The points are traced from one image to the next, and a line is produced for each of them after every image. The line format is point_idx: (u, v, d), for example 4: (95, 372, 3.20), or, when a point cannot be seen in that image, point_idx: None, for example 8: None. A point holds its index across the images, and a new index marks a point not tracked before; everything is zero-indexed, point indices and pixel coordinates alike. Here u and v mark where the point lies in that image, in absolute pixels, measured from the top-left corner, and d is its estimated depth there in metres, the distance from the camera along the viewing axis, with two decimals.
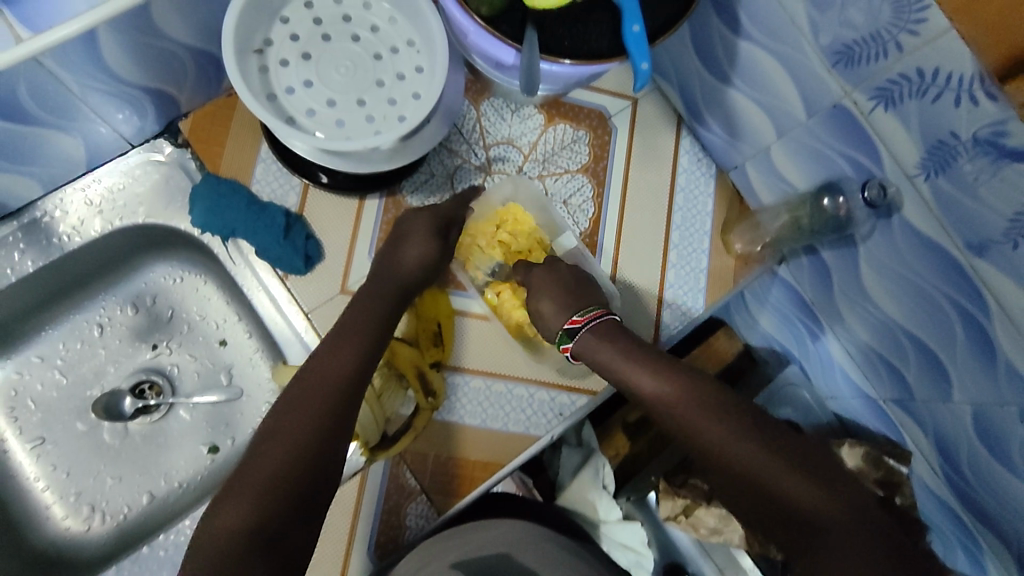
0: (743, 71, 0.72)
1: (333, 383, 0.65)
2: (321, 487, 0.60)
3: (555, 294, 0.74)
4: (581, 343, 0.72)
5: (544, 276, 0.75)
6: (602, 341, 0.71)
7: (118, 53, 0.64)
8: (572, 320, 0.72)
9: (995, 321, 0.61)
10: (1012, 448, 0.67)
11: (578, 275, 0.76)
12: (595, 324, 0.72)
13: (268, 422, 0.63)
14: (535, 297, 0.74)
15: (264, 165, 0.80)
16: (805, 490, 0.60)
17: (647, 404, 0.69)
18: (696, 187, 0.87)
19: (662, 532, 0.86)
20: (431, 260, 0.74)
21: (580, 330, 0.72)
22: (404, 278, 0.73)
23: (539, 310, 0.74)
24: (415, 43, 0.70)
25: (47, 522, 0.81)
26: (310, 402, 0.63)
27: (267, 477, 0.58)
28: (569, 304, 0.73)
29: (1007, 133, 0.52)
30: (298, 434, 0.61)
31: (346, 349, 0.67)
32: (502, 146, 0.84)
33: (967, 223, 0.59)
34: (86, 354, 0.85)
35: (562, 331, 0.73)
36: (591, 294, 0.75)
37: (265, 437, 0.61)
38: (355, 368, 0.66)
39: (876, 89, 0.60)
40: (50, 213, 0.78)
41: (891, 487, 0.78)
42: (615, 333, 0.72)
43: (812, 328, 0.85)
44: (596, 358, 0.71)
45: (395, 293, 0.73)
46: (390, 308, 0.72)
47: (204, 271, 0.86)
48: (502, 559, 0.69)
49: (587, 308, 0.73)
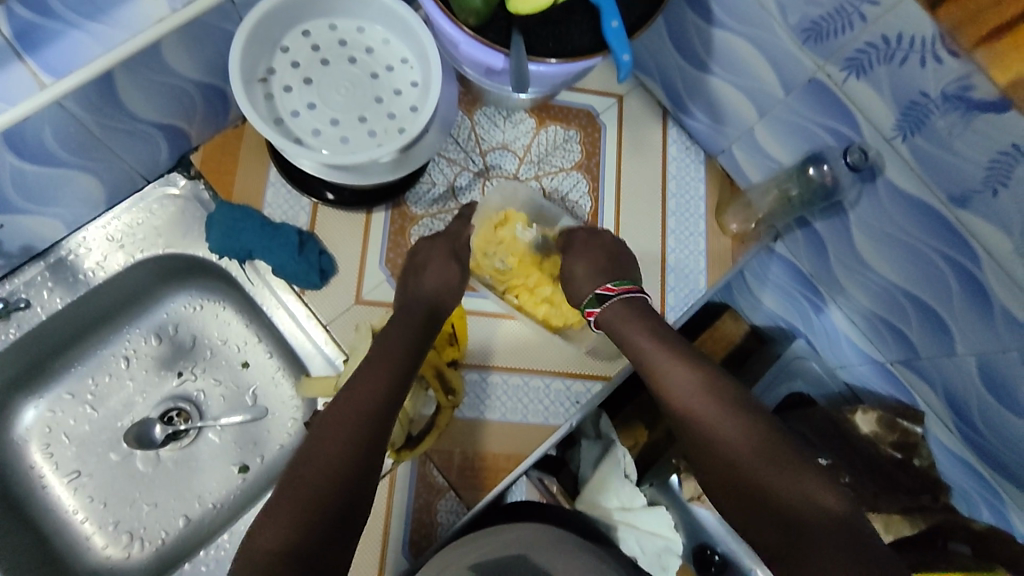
0: (719, 58, 0.76)
1: (366, 409, 0.67)
2: (357, 509, 0.62)
3: (591, 261, 0.79)
4: (611, 312, 0.76)
5: (585, 245, 0.80)
6: (632, 314, 0.75)
7: (132, 90, 0.68)
8: (607, 287, 0.77)
9: (986, 269, 0.64)
10: (1018, 391, 0.69)
11: (619, 249, 0.81)
12: (626, 297, 0.76)
13: (304, 447, 0.65)
14: (571, 262, 0.80)
15: (274, 189, 0.83)
16: (801, 490, 0.61)
17: (665, 388, 0.71)
18: (687, 174, 0.90)
19: (690, 516, 0.89)
20: (451, 284, 0.77)
21: (611, 297, 0.76)
22: (430, 304, 0.76)
23: (573, 271, 0.79)
24: (409, 60, 0.75)
25: (89, 552, 0.83)
26: (343, 428, 0.65)
27: (305, 499, 0.59)
28: (604, 272, 0.78)
29: (973, 86, 0.55)
30: (336, 456, 0.63)
31: (376, 377, 0.69)
32: (497, 151, 0.88)
33: (948, 176, 0.62)
34: (114, 386, 0.88)
35: (592, 296, 0.77)
36: (624, 270, 0.80)
37: (302, 459, 0.63)
38: (388, 393, 0.68)
39: (847, 59, 0.63)
40: (75, 252, 0.81)
41: (909, 449, 0.84)
42: (643, 311, 0.76)
43: (814, 301, 0.89)
44: (619, 327, 0.76)
45: (424, 316, 0.75)
46: (419, 334, 0.74)
47: (222, 296, 0.89)
48: (519, 561, 0.69)
49: (621, 280, 0.78)
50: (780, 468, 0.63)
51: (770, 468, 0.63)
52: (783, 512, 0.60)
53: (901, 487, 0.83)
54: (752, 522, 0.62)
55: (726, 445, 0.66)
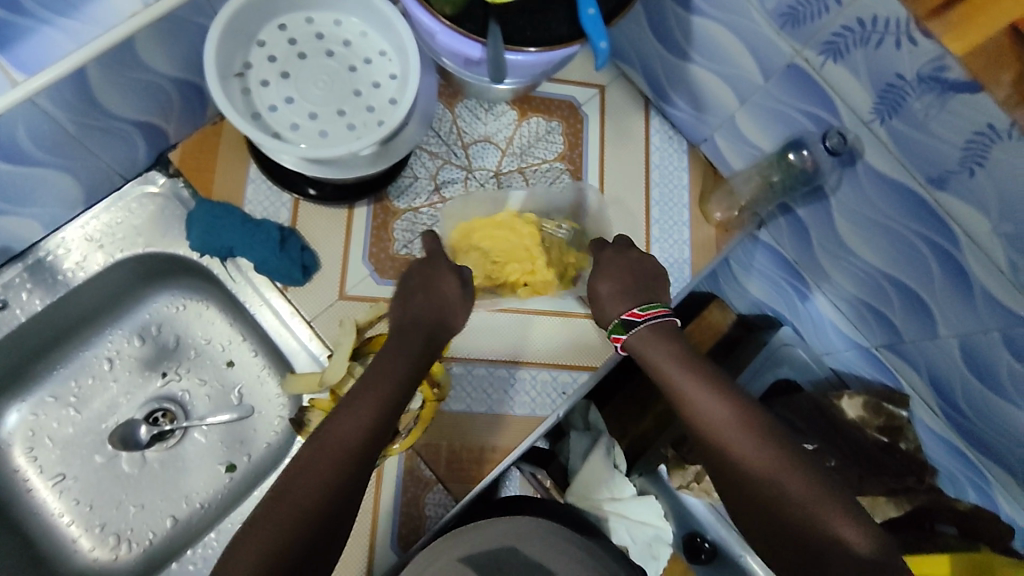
0: (699, 45, 0.76)
1: (350, 443, 0.63)
2: (327, 545, 0.61)
3: (619, 280, 0.74)
4: (638, 336, 0.71)
5: (614, 262, 0.76)
6: (660, 341, 0.71)
7: (106, 87, 0.67)
8: (634, 312, 0.72)
9: (965, 250, 0.65)
10: (1000, 371, 0.70)
11: (651, 271, 0.76)
12: (655, 323, 0.71)
13: (299, 454, 0.63)
14: (596, 279, 0.75)
15: (255, 186, 0.82)
16: (838, 529, 0.59)
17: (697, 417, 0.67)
18: (670, 163, 0.89)
19: (680, 504, 0.93)
20: (455, 300, 0.74)
21: (639, 324, 0.71)
22: (437, 319, 0.72)
23: (598, 290, 0.75)
24: (387, 53, 0.74)
25: (76, 555, 0.82)
26: (340, 443, 0.63)
27: (293, 514, 0.59)
28: (630, 295, 0.74)
29: (947, 67, 0.55)
30: (312, 493, 0.60)
31: (360, 410, 0.65)
32: (479, 144, 0.87)
33: (925, 158, 0.62)
34: (98, 388, 0.87)
35: (618, 320, 0.73)
36: (654, 293, 0.75)
37: (295, 469, 0.62)
38: (373, 429, 0.65)
39: (824, 44, 0.63)
40: (54, 252, 0.81)
41: (893, 432, 0.84)
42: (673, 335, 0.71)
43: (799, 288, 0.90)
44: (646, 353, 0.71)
45: (431, 330, 0.72)
46: (425, 348, 0.71)
47: (206, 296, 0.89)
48: (508, 552, 0.68)
49: (649, 303, 0.73)
50: (821, 506, 0.60)
51: (810, 504, 0.61)
52: (815, 549, 0.59)
53: (886, 471, 0.84)
54: (780, 553, 0.61)
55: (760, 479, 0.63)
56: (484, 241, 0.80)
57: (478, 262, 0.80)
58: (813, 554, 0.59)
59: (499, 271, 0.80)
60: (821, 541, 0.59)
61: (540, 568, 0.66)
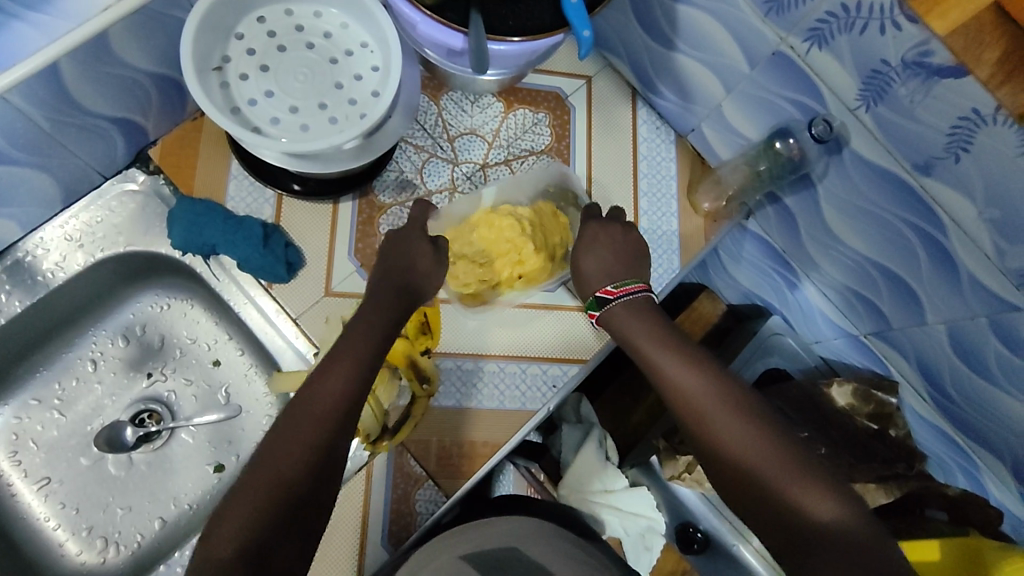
0: (684, 34, 0.75)
1: (336, 404, 0.61)
2: (313, 513, 0.59)
3: (601, 255, 0.75)
4: (610, 314, 0.72)
5: (596, 239, 0.76)
6: (633, 316, 0.71)
7: (81, 83, 0.66)
8: (606, 290, 0.73)
9: (952, 236, 0.65)
10: (987, 357, 0.70)
11: (635, 251, 0.76)
12: (627, 300, 0.72)
13: (268, 437, 0.60)
14: (580, 255, 0.75)
15: (237, 182, 0.81)
16: (807, 498, 0.59)
17: (672, 392, 0.67)
18: (658, 154, 0.89)
19: (671, 494, 0.94)
20: (431, 264, 0.72)
21: (612, 302, 0.72)
22: (412, 285, 0.70)
23: (581, 267, 0.75)
24: (369, 44, 0.73)
25: (63, 559, 0.81)
26: (311, 424, 0.60)
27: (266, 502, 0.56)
28: (611, 272, 0.74)
29: (931, 52, 0.55)
30: (297, 459, 0.58)
31: (344, 369, 0.63)
32: (466, 136, 0.86)
33: (910, 144, 0.62)
34: (82, 390, 0.86)
35: (592, 298, 0.74)
36: (635, 269, 0.75)
37: (266, 453, 0.59)
38: (357, 390, 0.62)
39: (809, 30, 0.63)
40: (32, 253, 0.79)
41: (885, 419, 0.84)
42: (646, 310, 0.72)
43: (788, 278, 0.90)
44: (620, 328, 0.71)
45: (403, 295, 0.69)
46: (399, 314, 0.68)
47: (190, 295, 0.87)
48: (511, 552, 0.66)
49: (625, 279, 0.74)
50: (796, 478, 0.60)
51: (785, 475, 0.61)
52: (790, 521, 0.59)
53: (877, 455, 0.84)
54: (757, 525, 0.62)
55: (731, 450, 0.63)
56: (470, 247, 0.78)
57: (467, 271, 0.78)
58: (788, 526, 0.59)
59: (490, 271, 0.78)
60: (795, 513, 0.59)
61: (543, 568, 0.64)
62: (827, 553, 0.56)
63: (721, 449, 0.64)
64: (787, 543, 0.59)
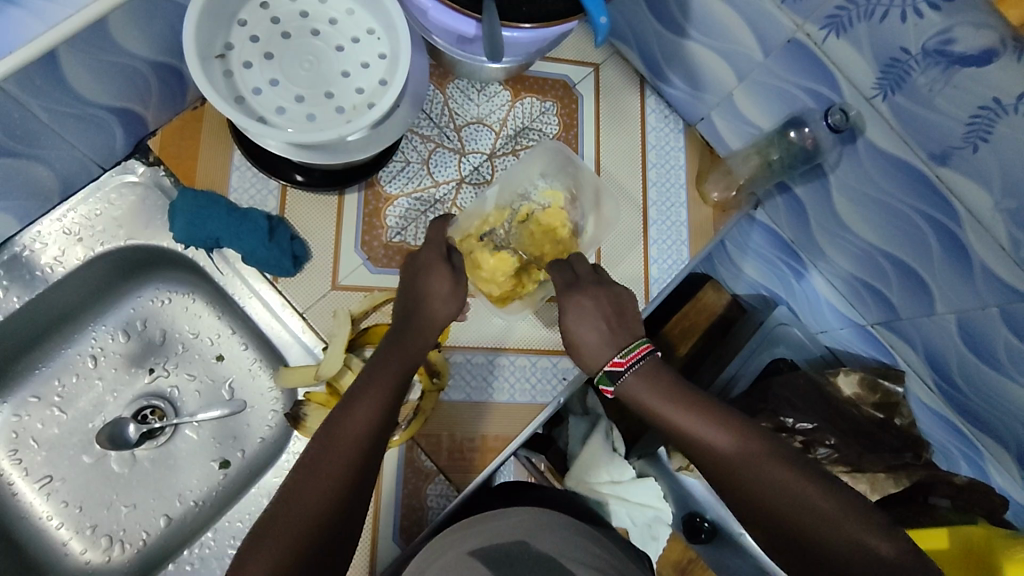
0: (697, 21, 0.74)
1: (360, 439, 0.62)
2: (341, 542, 0.60)
3: (597, 324, 0.69)
4: (627, 386, 0.68)
5: (582, 307, 0.70)
6: (649, 385, 0.67)
7: (80, 72, 0.63)
8: (616, 361, 0.68)
9: (966, 227, 0.64)
10: (997, 347, 0.70)
11: (627, 309, 0.72)
12: (639, 366, 0.68)
13: (297, 468, 0.61)
14: (576, 330, 0.70)
15: (239, 173, 0.79)
16: (864, 543, 0.57)
17: (710, 458, 0.64)
18: (667, 143, 0.88)
19: (678, 485, 0.93)
20: (447, 292, 0.70)
21: (624, 372, 0.68)
22: (429, 319, 0.69)
23: (581, 340, 0.69)
24: (376, 31, 0.71)
25: (67, 558, 0.80)
26: (336, 458, 0.61)
27: (295, 536, 0.57)
28: (613, 340, 0.69)
29: (954, 40, 0.54)
30: (324, 493, 0.59)
31: (366, 403, 0.63)
32: (473, 126, 0.85)
33: (928, 134, 0.62)
34: (83, 386, 0.85)
35: (603, 373, 0.69)
36: (633, 329, 0.70)
37: (293, 487, 0.59)
38: (380, 424, 0.63)
39: (826, 18, 0.62)
40: (30, 247, 0.77)
41: (891, 408, 0.86)
42: (661, 375, 0.68)
43: (795, 268, 0.90)
44: (640, 402, 0.67)
45: (421, 332, 0.69)
46: (419, 351, 0.68)
47: (192, 289, 0.86)
48: (519, 546, 0.64)
49: (629, 343, 0.69)
50: (852, 522, 0.58)
51: (839, 525, 0.58)
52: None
53: (885, 446, 0.84)
54: None
55: (781, 509, 0.60)
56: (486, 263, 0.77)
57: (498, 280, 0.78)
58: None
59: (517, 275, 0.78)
60: (859, 562, 0.56)
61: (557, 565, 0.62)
62: None
63: (770, 510, 0.61)
64: None
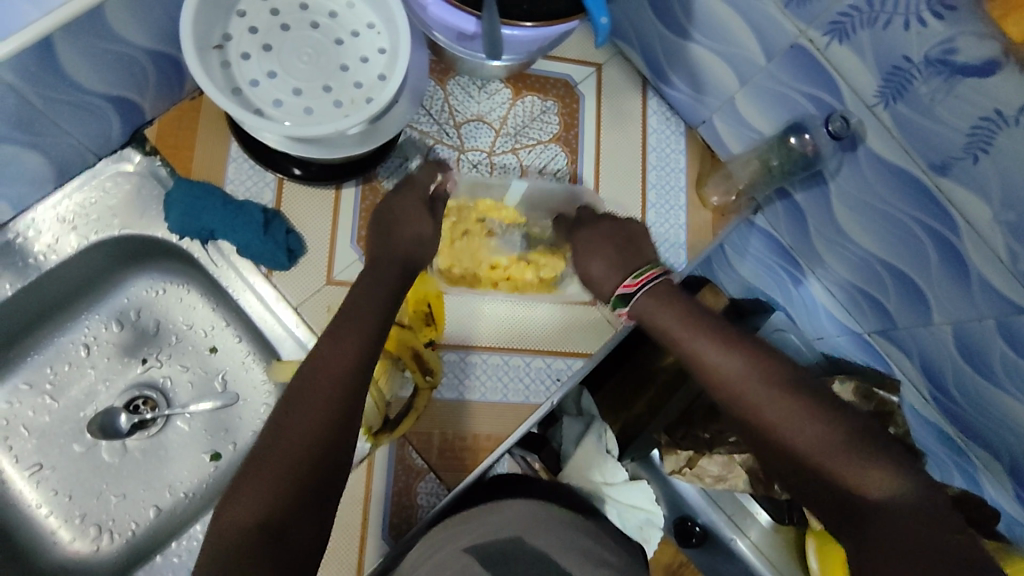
0: (700, 24, 0.73)
1: (339, 374, 0.62)
2: (333, 478, 0.59)
3: (605, 254, 0.71)
4: (636, 307, 0.66)
5: (592, 240, 0.72)
6: (661, 305, 0.65)
7: (76, 59, 0.63)
8: (626, 284, 0.67)
9: (965, 239, 0.64)
10: (992, 359, 0.70)
11: (633, 234, 0.73)
12: (651, 287, 0.66)
13: (277, 411, 0.61)
14: (585, 262, 0.71)
15: (236, 165, 0.79)
16: (861, 470, 0.57)
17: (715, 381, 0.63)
18: (667, 146, 0.88)
19: (670, 488, 0.95)
20: (425, 236, 0.71)
21: (636, 293, 0.66)
22: (405, 258, 0.70)
23: (589, 272, 0.71)
24: (376, 25, 0.71)
25: (55, 547, 0.80)
26: (317, 395, 0.60)
27: (283, 472, 0.56)
28: (624, 265, 0.69)
29: (956, 50, 0.54)
30: (310, 430, 0.58)
31: (346, 341, 0.63)
32: (472, 123, 0.84)
33: (929, 144, 0.61)
34: (75, 375, 0.84)
35: (615, 296, 0.68)
36: (641, 251, 0.71)
37: (277, 427, 0.59)
38: (362, 362, 0.63)
39: (830, 24, 0.61)
40: (24, 234, 0.76)
41: (886, 417, 0.83)
42: (672, 296, 0.66)
43: (793, 274, 0.89)
44: (650, 321, 0.66)
45: (399, 272, 0.69)
46: (394, 287, 0.69)
47: (186, 280, 0.86)
48: (512, 543, 0.63)
49: (639, 269, 0.69)
50: (850, 447, 0.57)
51: (836, 450, 0.58)
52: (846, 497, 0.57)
53: None
54: (818, 505, 0.60)
55: (783, 430, 0.60)
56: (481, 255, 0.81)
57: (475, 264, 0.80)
58: (838, 508, 0.58)
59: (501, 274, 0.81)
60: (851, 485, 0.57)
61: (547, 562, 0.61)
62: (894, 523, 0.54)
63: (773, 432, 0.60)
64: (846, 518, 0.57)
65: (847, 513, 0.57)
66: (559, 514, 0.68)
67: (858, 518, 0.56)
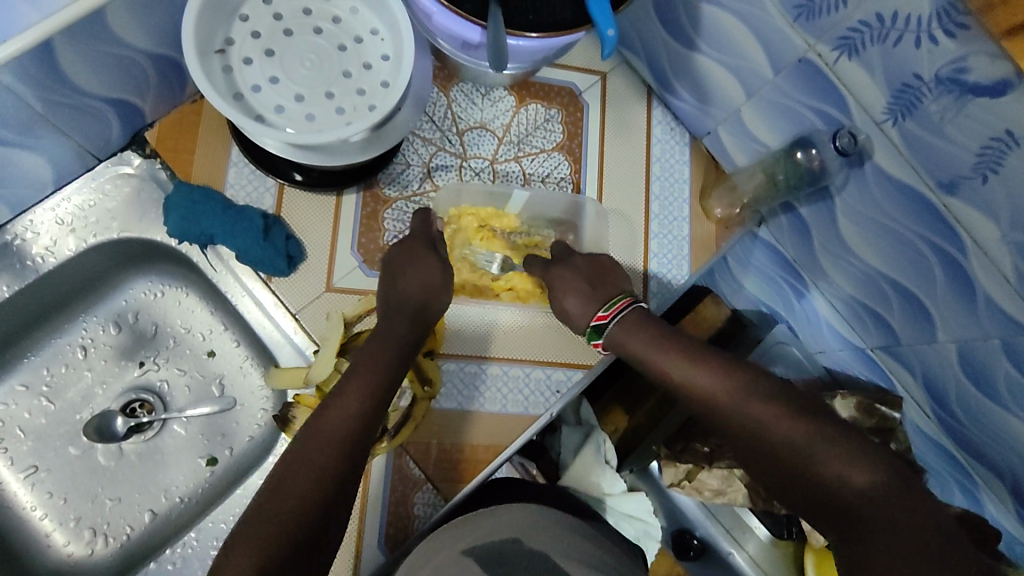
0: (707, 35, 0.72)
1: (344, 432, 0.60)
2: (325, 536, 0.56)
3: (579, 290, 0.72)
4: (612, 338, 0.69)
5: (567, 276, 0.73)
6: (633, 332, 0.68)
7: (76, 63, 0.62)
8: (599, 315, 0.70)
9: (973, 259, 0.63)
10: (997, 379, 0.69)
11: (611, 269, 0.75)
12: (622, 316, 0.69)
13: (279, 465, 0.59)
14: (560, 299, 0.72)
15: (237, 169, 0.79)
16: (850, 473, 0.56)
17: (700, 402, 0.64)
18: (671, 157, 0.87)
19: (668, 500, 0.93)
20: (433, 284, 0.70)
21: (608, 324, 0.69)
22: (415, 309, 0.69)
23: (566, 309, 0.72)
24: (380, 32, 0.70)
25: (49, 550, 0.79)
26: (319, 448, 0.59)
27: (278, 528, 0.54)
28: (594, 298, 0.71)
29: (968, 69, 0.53)
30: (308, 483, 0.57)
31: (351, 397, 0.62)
32: (475, 130, 0.84)
33: (938, 162, 0.60)
34: (72, 377, 0.84)
35: (590, 330, 0.71)
36: (613, 284, 0.73)
37: (277, 482, 0.57)
38: (366, 418, 0.62)
39: (839, 39, 0.61)
40: (22, 236, 0.76)
41: (886, 433, 0.82)
42: (645, 321, 0.69)
43: (796, 287, 0.88)
44: (627, 349, 0.68)
45: (407, 323, 0.68)
46: (402, 342, 0.68)
47: (185, 283, 0.85)
48: (511, 543, 0.61)
49: (611, 299, 0.71)
50: (837, 452, 0.57)
51: (823, 454, 0.57)
52: (840, 504, 0.55)
53: None
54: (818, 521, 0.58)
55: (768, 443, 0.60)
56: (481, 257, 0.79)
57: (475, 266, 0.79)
58: (834, 517, 0.56)
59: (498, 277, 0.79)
60: (843, 491, 0.56)
61: (548, 560, 0.58)
62: (893, 525, 0.52)
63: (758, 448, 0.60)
64: (845, 527, 0.55)
65: (846, 520, 0.55)
66: (555, 512, 0.67)
67: (859, 523, 0.54)
